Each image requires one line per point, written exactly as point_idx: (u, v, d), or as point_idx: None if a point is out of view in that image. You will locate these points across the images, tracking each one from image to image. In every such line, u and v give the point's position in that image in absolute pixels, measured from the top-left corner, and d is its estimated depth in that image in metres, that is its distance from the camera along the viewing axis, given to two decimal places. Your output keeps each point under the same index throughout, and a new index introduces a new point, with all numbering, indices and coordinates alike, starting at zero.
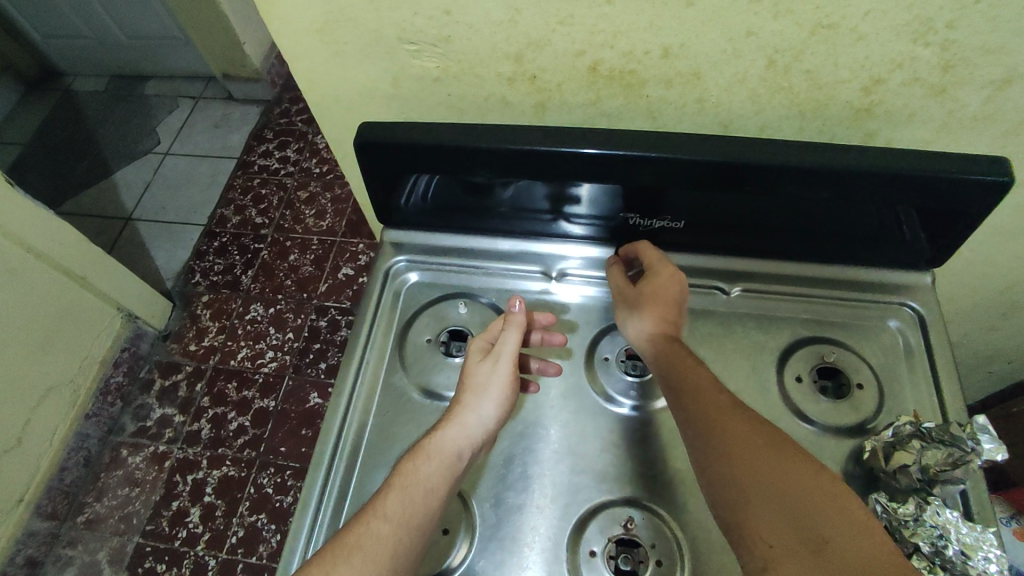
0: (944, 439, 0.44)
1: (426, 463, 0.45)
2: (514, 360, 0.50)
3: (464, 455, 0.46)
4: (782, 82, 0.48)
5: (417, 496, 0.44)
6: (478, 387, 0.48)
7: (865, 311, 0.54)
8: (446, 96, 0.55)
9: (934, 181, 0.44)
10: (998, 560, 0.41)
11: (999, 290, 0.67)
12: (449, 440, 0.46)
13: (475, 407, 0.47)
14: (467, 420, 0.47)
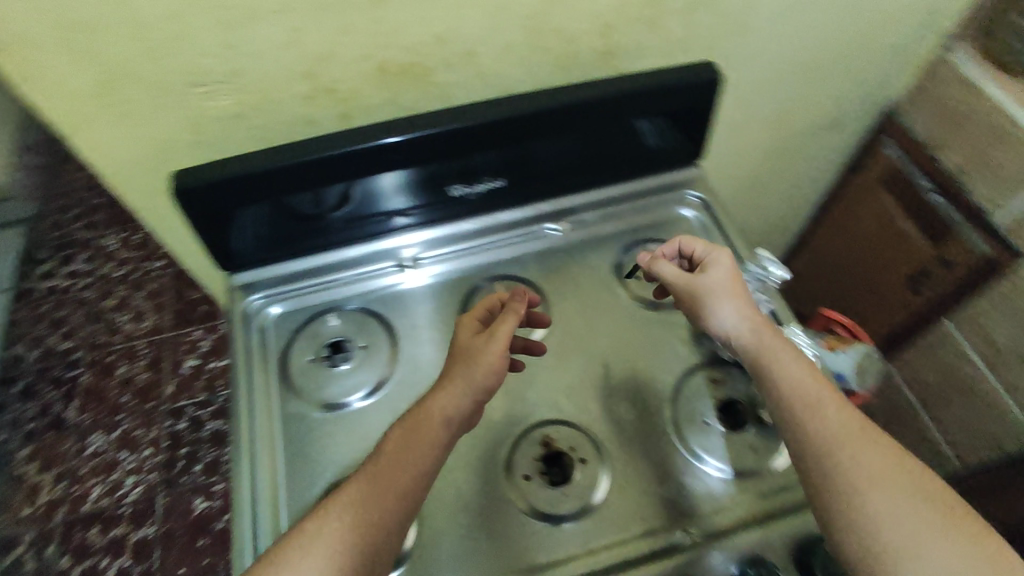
0: (744, 276, 0.57)
1: (413, 434, 0.45)
2: (508, 337, 0.50)
3: (454, 423, 0.46)
4: (540, 44, 0.57)
5: (407, 458, 0.44)
6: (470, 358, 0.49)
7: (663, 210, 0.66)
8: (251, 129, 0.56)
9: (673, 91, 0.57)
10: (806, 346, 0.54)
11: (749, 173, 0.86)
12: (442, 408, 0.46)
13: (467, 377, 0.47)
14: (454, 388, 0.47)
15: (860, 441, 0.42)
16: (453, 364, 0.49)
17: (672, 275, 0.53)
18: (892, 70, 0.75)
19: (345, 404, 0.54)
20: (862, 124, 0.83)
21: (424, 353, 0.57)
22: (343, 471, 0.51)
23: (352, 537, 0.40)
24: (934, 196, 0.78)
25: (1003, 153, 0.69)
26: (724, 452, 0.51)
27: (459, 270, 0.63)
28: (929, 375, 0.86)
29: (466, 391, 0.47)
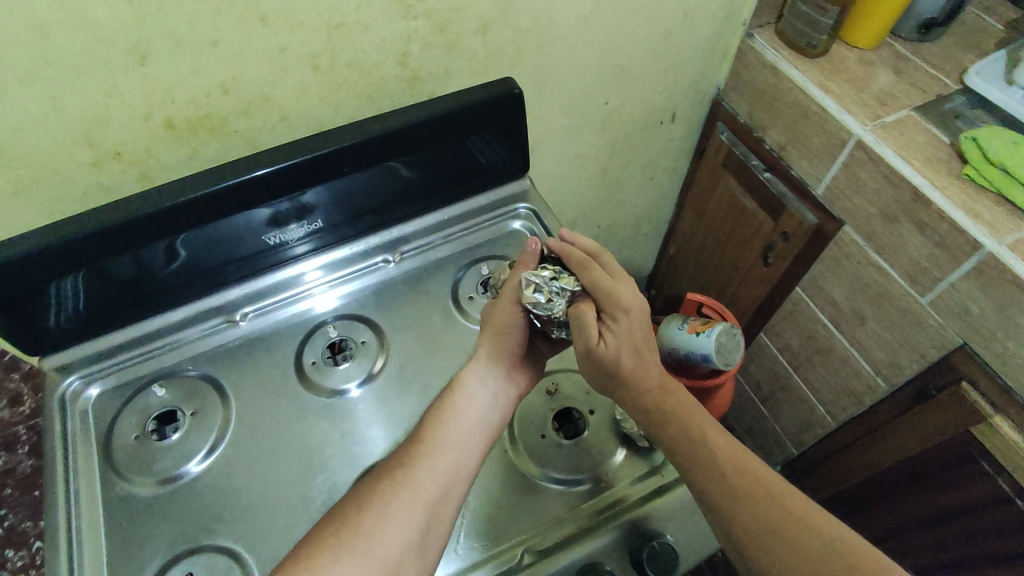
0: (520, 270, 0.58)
1: (456, 395, 0.49)
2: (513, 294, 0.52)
3: (492, 382, 0.51)
4: (336, 79, 0.57)
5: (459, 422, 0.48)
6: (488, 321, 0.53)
7: (498, 224, 0.67)
8: (38, 204, 0.53)
9: (477, 108, 0.58)
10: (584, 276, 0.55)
11: (601, 172, 0.90)
12: (476, 370, 0.51)
13: (495, 341, 0.52)
14: (485, 351, 0.52)
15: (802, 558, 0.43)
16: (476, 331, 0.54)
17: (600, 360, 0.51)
18: (705, 59, 0.79)
19: (179, 476, 0.52)
20: (694, 111, 0.87)
21: (259, 409, 0.55)
22: (175, 552, 0.48)
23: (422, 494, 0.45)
24: (763, 173, 0.82)
25: (807, 129, 0.73)
26: (562, 463, 0.51)
27: (315, 308, 0.62)
28: (794, 338, 0.90)
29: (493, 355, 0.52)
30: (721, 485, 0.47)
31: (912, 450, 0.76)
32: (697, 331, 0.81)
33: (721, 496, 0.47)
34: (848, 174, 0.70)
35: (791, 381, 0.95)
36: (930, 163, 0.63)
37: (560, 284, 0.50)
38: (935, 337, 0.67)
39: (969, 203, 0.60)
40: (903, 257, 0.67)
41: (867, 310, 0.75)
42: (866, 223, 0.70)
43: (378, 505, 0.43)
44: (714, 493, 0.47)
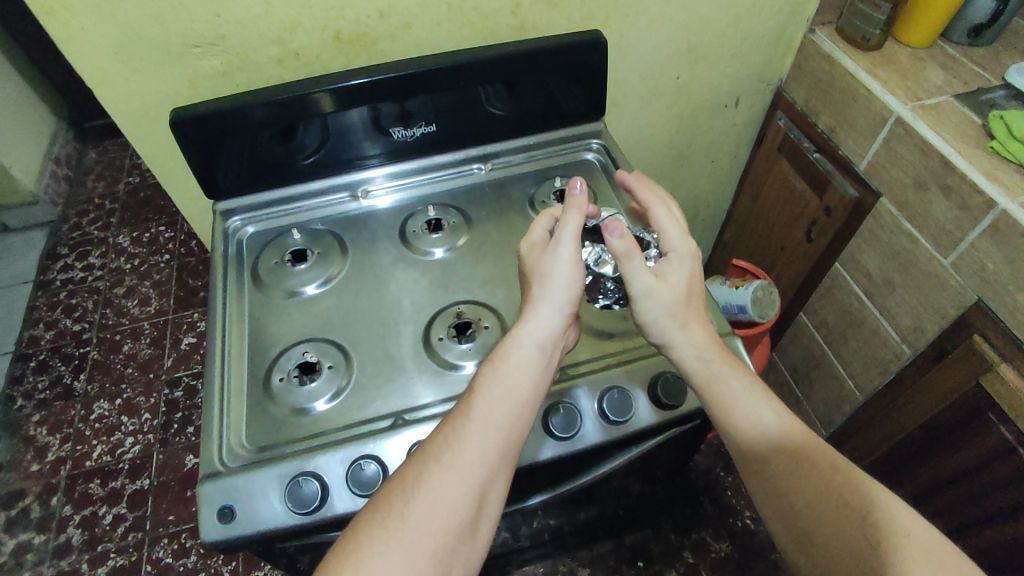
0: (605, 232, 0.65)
1: (505, 365, 0.53)
2: (574, 239, 0.56)
3: (545, 345, 0.54)
4: (462, 19, 0.74)
5: (502, 391, 0.52)
6: (546, 277, 0.56)
7: (570, 153, 0.81)
8: (235, 84, 0.72)
9: (568, 49, 0.73)
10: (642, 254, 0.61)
11: (666, 147, 1.02)
12: (530, 336, 0.54)
13: (548, 300, 0.55)
14: (541, 313, 0.55)
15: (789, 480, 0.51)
16: (528, 287, 0.57)
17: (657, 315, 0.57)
18: (768, 50, 0.91)
19: (299, 292, 0.67)
20: (757, 100, 0.99)
21: (367, 258, 0.70)
22: (297, 339, 0.63)
23: (469, 470, 0.48)
24: (813, 154, 0.92)
25: (854, 111, 0.83)
26: (602, 321, 0.64)
27: (376, 207, 0.77)
28: (830, 315, 0.98)
29: (541, 321, 0.54)
30: (746, 442, 0.54)
31: (929, 414, 0.81)
32: (736, 285, 0.91)
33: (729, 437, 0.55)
34: (887, 150, 0.79)
35: (826, 358, 1.01)
36: (959, 137, 0.72)
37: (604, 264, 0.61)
38: (954, 296, 0.74)
39: (989, 169, 0.68)
40: (931, 222, 0.75)
41: (898, 278, 0.82)
42: (899, 193, 0.79)
43: (416, 486, 0.48)
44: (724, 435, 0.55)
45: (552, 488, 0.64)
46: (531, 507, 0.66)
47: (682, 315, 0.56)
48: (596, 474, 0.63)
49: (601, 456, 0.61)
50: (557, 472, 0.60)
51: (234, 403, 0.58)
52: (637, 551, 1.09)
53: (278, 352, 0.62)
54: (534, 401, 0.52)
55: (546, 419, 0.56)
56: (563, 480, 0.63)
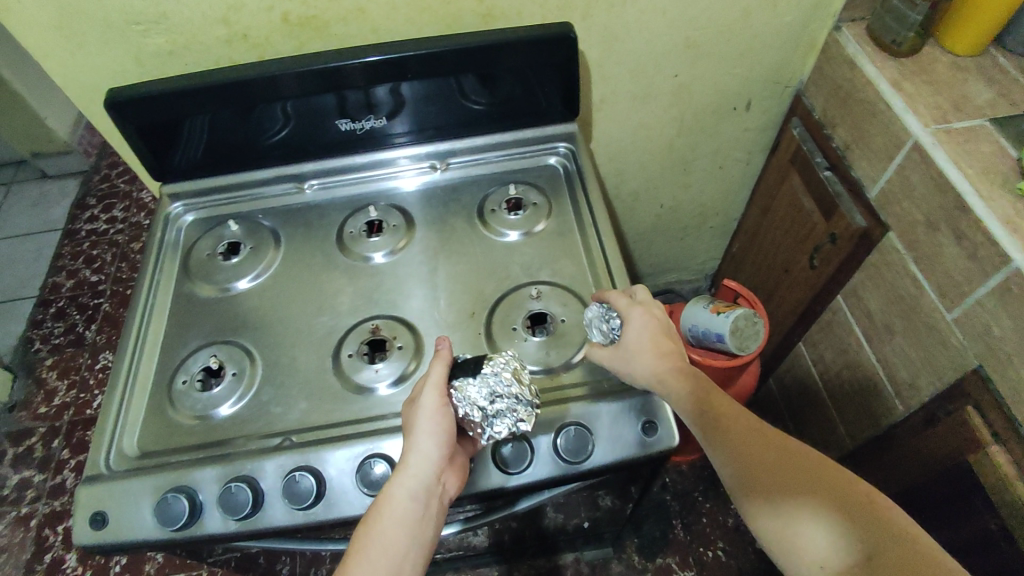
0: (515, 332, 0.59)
1: (378, 523, 0.47)
2: (439, 388, 0.50)
3: (420, 494, 0.47)
4: (422, 3, 0.67)
5: (381, 547, 0.46)
6: (412, 427, 0.50)
7: (532, 155, 0.75)
8: (182, 66, 0.68)
9: (531, 43, 0.65)
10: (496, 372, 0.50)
11: (667, 149, 0.93)
12: (402, 487, 0.48)
13: (416, 447, 0.49)
14: (410, 465, 0.48)
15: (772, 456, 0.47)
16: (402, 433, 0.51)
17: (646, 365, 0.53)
18: (788, 48, 0.79)
19: (228, 288, 0.65)
20: (773, 103, 0.88)
21: (300, 259, 0.67)
22: (212, 340, 0.61)
23: None
24: (824, 172, 0.81)
25: (872, 129, 0.72)
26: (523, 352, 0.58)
27: (402, 187, 0.74)
28: (828, 351, 0.88)
29: (411, 473, 0.48)
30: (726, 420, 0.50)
31: (916, 481, 0.72)
32: (719, 311, 0.82)
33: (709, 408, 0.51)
34: (901, 178, 0.68)
35: (821, 398, 0.92)
36: (982, 174, 0.61)
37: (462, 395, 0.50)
38: (954, 357, 0.64)
39: (1010, 218, 0.57)
40: (938, 269, 0.65)
41: (898, 324, 0.72)
42: (909, 230, 0.68)
43: None
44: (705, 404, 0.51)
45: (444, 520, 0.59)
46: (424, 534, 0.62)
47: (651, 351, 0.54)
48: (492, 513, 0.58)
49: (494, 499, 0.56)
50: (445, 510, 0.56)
51: (134, 404, 0.57)
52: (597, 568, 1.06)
53: (189, 352, 0.60)
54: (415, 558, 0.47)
55: None
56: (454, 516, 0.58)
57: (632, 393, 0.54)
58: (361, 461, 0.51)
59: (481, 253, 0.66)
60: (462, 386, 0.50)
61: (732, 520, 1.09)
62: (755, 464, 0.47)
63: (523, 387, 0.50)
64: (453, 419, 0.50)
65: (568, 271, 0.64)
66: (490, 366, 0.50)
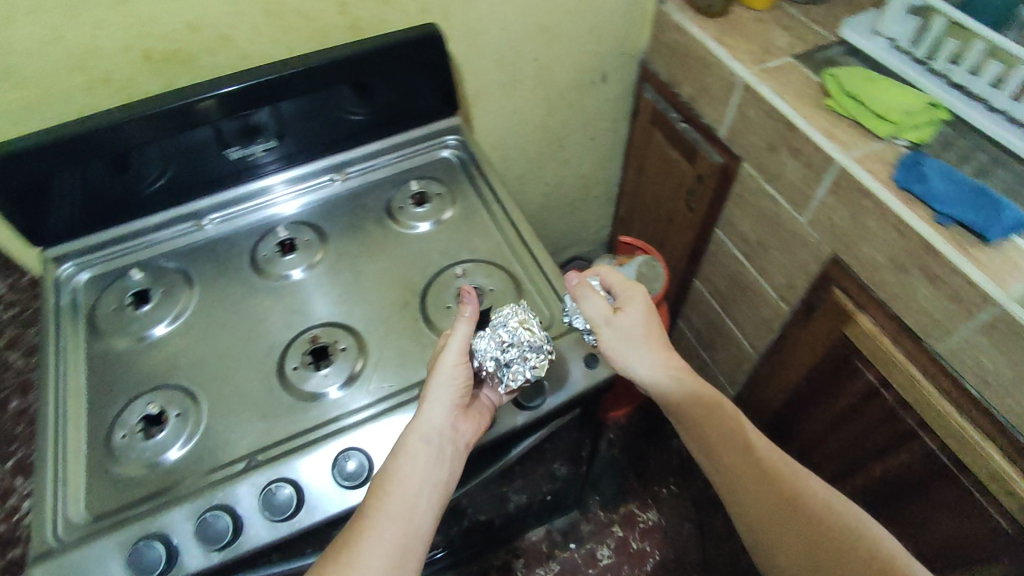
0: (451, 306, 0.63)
1: (397, 462, 0.50)
2: (461, 341, 0.55)
3: (437, 440, 0.52)
4: (287, 24, 0.69)
5: (403, 482, 0.50)
6: (432, 377, 0.54)
7: (424, 151, 0.79)
8: (40, 122, 0.64)
9: (401, 46, 0.69)
10: (500, 322, 0.55)
11: (541, 129, 1.01)
12: (419, 428, 0.52)
13: (435, 393, 0.53)
14: (427, 409, 0.53)
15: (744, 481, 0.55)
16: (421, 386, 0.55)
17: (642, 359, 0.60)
18: (624, 23, 0.90)
19: (145, 335, 0.63)
20: (623, 74, 0.98)
21: (216, 291, 0.66)
22: (141, 389, 0.59)
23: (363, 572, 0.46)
24: (680, 124, 0.92)
25: (708, 79, 0.83)
26: None
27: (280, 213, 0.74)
28: (719, 280, 0.99)
29: (428, 415, 0.52)
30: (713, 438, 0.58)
31: (812, 367, 0.84)
32: (621, 264, 0.92)
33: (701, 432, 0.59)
34: (740, 115, 0.80)
35: (723, 323, 1.04)
36: (799, 98, 0.73)
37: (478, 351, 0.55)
38: (814, 252, 0.76)
39: (827, 128, 0.70)
40: (785, 183, 0.77)
41: (768, 239, 0.84)
42: (756, 156, 0.80)
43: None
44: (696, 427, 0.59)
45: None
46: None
47: (642, 343, 0.60)
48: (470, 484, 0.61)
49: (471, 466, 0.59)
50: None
51: (69, 473, 0.54)
52: (568, 534, 1.10)
53: (120, 407, 0.58)
54: (433, 492, 0.50)
55: None
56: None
57: (569, 336, 0.60)
58: (333, 459, 0.53)
59: (399, 248, 0.69)
60: (478, 344, 0.55)
61: (677, 456, 1.18)
62: (738, 484, 0.56)
63: (530, 334, 0.54)
64: (470, 365, 0.55)
65: (484, 247, 0.68)
66: (505, 320, 0.55)
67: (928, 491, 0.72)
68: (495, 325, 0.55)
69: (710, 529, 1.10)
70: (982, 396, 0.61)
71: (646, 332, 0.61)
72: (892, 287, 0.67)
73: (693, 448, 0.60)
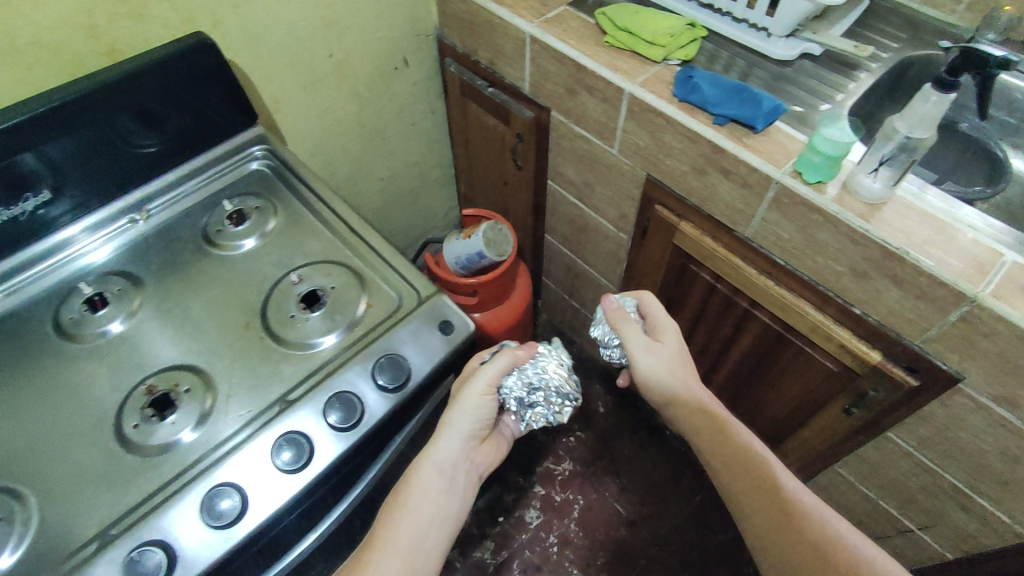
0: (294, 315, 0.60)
1: (413, 487, 0.60)
2: (490, 378, 0.64)
3: (449, 468, 0.62)
4: (26, 59, 0.60)
5: (419, 504, 0.59)
6: (453, 406, 0.64)
7: (231, 167, 0.74)
8: None
9: (169, 61, 0.64)
10: (526, 371, 0.64)
11: (357, 123, 0.99)
12: (433, 457, 0.62)
13: (455, 426, 0.63)
14: (443, 438, 0.63)
15: (760, 508, 0.60)
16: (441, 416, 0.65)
17: (661, 368, 0.69)
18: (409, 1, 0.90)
19: None
20: (423, 53, 0.99)
21: (20, 373, 0.57)
22: None
23: None
24: (487, 89, 0.95)
25: (500, 40, 0.86)
26: (309, 330, 0.59)
27: (91, 262, 0.66)
28: (563, 228, 1.04)
29: (442, 445, 0.63)
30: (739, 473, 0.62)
31: (658, 283, 0.91)
32: (469, 235, 0.93)
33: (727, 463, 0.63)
34: (537, 67, 0.84)
35: (579, 266, 1.09)
36: (582, 41, 0.78)
37: (511, 392, 0.64)
38: (631, 177, 0.82)
39: (610, 62, 0.75)
40: (591, 120, 0.82)
41: (592, 178, 0.90)
42: (560, 103, 0.84)
43: None
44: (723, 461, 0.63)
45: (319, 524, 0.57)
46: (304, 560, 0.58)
47: (678, 371, 0.70)
48: (363, 485, 0.58)
49: (358, 465, 0.57)
50: (317, 504, 0.54)
51: None
52: (493, 508, 1.12)
53: None
54: (444, 516, 0.60)
55: (275, 457, 0.52)
56: (330, 512, 0.57)
57: (421, 308, 0.60)
58: (200, 503, 0.49)
59: (227, 272, 0.64)
60: (513, 384, 0.64)
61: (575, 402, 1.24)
62: (752, 504, 0.61)
63: (557, 384, 0.65)
64: (491, 399, 0.64)
65: (318, 248, 0.66)
66: (542, 368, 0.66)
67: (774, 363, 0.81)
68: (523, 372, 0.64)
69: (620, 456, 1.17)
70: (789, 264, 0.70)
71: (681, 363, 0.71)
72: (699, 192, 0.74)
73: (715, 473, 0.65)
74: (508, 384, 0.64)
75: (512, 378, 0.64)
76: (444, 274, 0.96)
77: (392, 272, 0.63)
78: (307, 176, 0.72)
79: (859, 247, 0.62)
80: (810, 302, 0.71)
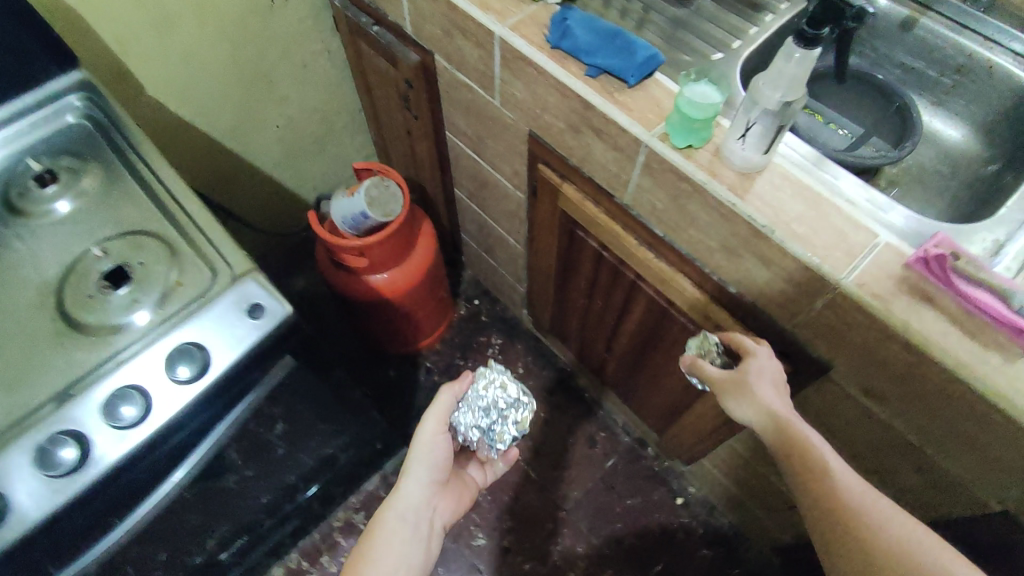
0: (96, 292, 0.54)
1: (379, 538, 0.61)
2: (437, 419, 0.67)
3: (412, 514, 0.64)
4: None
5: (387, 556, 0.60)
6: (411, 454, 0.67)
7: (46, 119, 0.61)
8: None
9: None
10: (468, 398, 0.68)
11: (234, 69, 0.87)
12: (398, 507, 0.64)
13: (416, 471, 0.67)
14: (407, 486, 0.65)
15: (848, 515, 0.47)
16: (403, 467, 0.68)
17: (781, 408, 0.54)
18: None
19: None
20: None
21: None
22: None
23: None
24: (372, 28, 0.85)
25: None
26: (108, 312, 0.54)
27: None
28: (467, 183, 0.97)
29: (406, 495, 0.65)
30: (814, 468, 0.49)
31: (555, 248, 0.85)
32: (353, 194, 0.86)
33: (803, 467, 0.50)
34: (414, 5, 0.74)
35: (489, 225, 1.02)
36: None
37: (464, 422, 0.68)
38: (517, 134, 0.74)
39: (484, 1, 0.66)
40: (472, 68, 0.73)
41: (483, 131, 0.81)
42: (442, 47, 0.75)
43: None
44: (800, 466, 0.50)
45: (117, 526, 0.54)
46: (104, 563, 0.55)
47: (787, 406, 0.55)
48: (170, 484, 0.55)
49: (157, 467, 0.53)
50: (101, 511, 0.50)
51: None
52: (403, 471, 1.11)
53: None
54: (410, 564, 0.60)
55: (45, 457, 0.46)
56: (133, 513, 0.54)
57: (234, 289, 0.54)
58: None
59: (27, 245, 0.57)
60: (465, 420, 0.68)
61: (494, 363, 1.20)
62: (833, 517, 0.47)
63: (501, 398, 0.69)
64: (444, 440, 0.68)
65: (131, 216, 0.58)
66: (484, 388, 0.69)
67: (664, 337, 0.77)
68: (467, 400, 0.68)
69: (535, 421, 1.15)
70: (666, 236, 0.64)
71: (778, 392, 0.56)
72: (577, 152, 0.67)
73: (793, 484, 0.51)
74: (462, 417, 0.68)
75: (455, 411, 0.68)
76: (331, 238, 0.86)
77: (209, 246, 0.56)
78: (134, 133, 0.62)
79: (726, 223, 0.55)
80: (689, 277, 0.66)
